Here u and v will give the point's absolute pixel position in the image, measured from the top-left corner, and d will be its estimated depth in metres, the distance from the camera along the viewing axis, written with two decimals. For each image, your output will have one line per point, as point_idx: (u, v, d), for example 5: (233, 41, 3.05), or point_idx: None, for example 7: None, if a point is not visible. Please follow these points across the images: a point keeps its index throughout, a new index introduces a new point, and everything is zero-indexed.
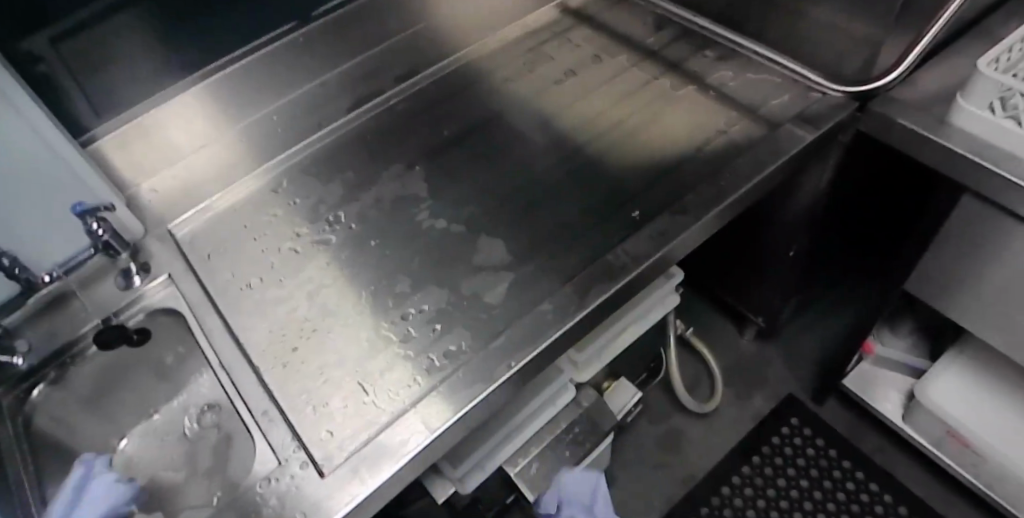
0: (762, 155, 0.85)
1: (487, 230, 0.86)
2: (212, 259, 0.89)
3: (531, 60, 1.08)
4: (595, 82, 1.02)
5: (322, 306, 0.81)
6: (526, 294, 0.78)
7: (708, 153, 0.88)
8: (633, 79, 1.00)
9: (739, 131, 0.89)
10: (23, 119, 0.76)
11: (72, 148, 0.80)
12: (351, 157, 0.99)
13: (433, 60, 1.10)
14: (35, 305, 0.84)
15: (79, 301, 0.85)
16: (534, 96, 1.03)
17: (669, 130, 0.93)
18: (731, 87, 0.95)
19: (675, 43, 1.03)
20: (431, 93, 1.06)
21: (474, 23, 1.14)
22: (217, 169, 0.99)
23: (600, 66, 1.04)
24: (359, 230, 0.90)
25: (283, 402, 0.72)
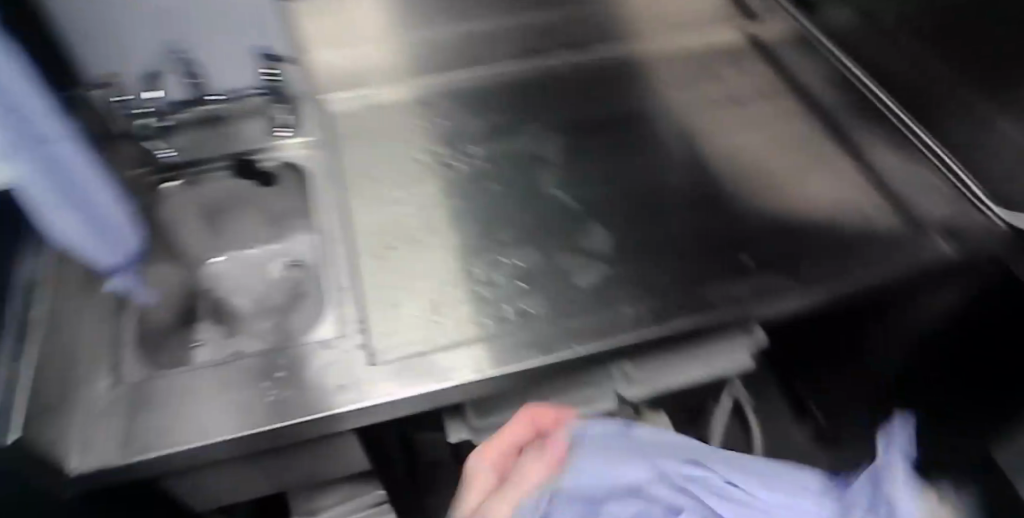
0: (888, 252, 0.83)
1: (597, 218, 0.87)
2: (352, 145, 0.96)
3: (699, 76, 1.10)
4: (752, 117, 1.03)
5: (426, 220, 0.86)
6: (610, 293, 0.76)
7: (843, 229, 0.86)
8: (789, 136, 1.01)
9: (882, 224, 0.86)
10: None
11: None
12: (501, 101, 1.04)
13: (609, 42, 1.14)
14: (198, 116, 0.95)
15: (232, 128, 0.96)
16: (688, 110, 1.04)
17: (807, 190, 0.92)
18: (886, 167, 0.94)
19: (848, 106, 1.03)
20: (596, 73, 1.09)
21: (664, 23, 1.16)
22: (384, 66, 1.07)
23: (763, 103, 1.05)
24: (484, 171, 0.93)
25: (362, 290, 0.77)
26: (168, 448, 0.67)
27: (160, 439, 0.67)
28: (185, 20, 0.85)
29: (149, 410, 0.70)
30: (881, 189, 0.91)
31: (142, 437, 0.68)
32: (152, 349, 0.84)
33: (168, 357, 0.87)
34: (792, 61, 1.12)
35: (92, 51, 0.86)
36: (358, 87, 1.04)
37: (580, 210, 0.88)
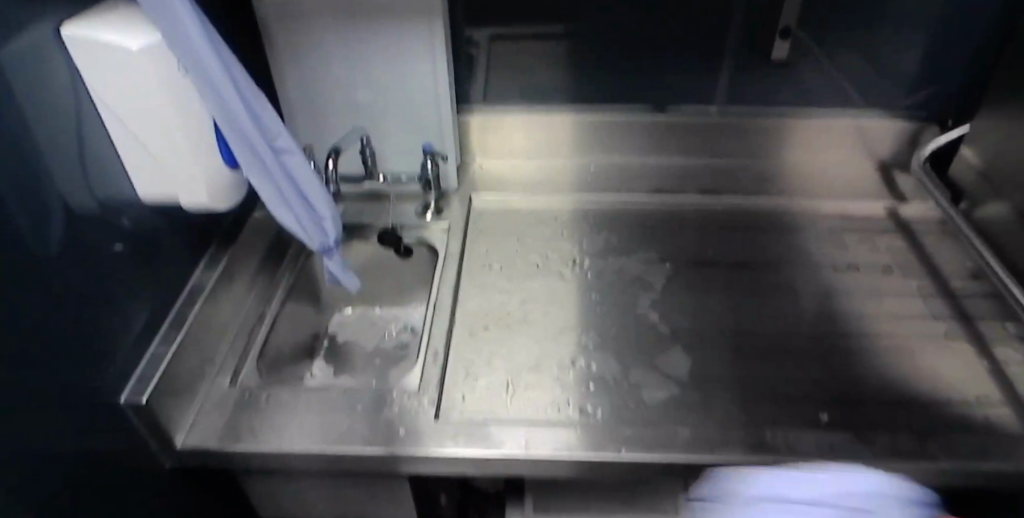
0: (986, 446, 0.78)
1: (684, 343, 0.89)
2: (482, 235, 1.08)
3: (830, 238, 1.11)
4: (871, 287, 1.03)
5: (524, 312, 0.92)
6: (677, 412, 0.79)
7: (941, 414, 0.82)
8: (908, 314, 0.98)
9: (979, 418, 0.82)
10: (432, 77, 1.03)
11: (448, 109, 1.06)
12: (622, 224, 1.11)
13: (745, 192, 1.18)
14: (366, 189, 1.14)
15: (389, 205, 1.13)
16: (808, 266, 1.06)
17: (914, 369, 0.89)
18: (1011, 368, 0.89)
19: (980, 299, 1.01)
20: (720, 218, 1.14)
21: (803, 182, 1.21)
22: (526, 179, 1.20)
23: (888, 276, 1.05)
24: (589, 281, 0.99)
25: (450, 355, 0.86)
26: (256, 445, 0.78)
27: (251, 436, 0.79)
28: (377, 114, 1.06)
29: (251, 410, 0.82)
30: (1004, 385, 0.87)
31: (239, 431, 0.80)
32: (271, 367, 0.97)
33: (283, 377, 1.00)
34: (928, 243, 1.11)
35: (302, 127, 1.09)
36: (502, 193, 1.16)
37: (670, 335, 0.90)
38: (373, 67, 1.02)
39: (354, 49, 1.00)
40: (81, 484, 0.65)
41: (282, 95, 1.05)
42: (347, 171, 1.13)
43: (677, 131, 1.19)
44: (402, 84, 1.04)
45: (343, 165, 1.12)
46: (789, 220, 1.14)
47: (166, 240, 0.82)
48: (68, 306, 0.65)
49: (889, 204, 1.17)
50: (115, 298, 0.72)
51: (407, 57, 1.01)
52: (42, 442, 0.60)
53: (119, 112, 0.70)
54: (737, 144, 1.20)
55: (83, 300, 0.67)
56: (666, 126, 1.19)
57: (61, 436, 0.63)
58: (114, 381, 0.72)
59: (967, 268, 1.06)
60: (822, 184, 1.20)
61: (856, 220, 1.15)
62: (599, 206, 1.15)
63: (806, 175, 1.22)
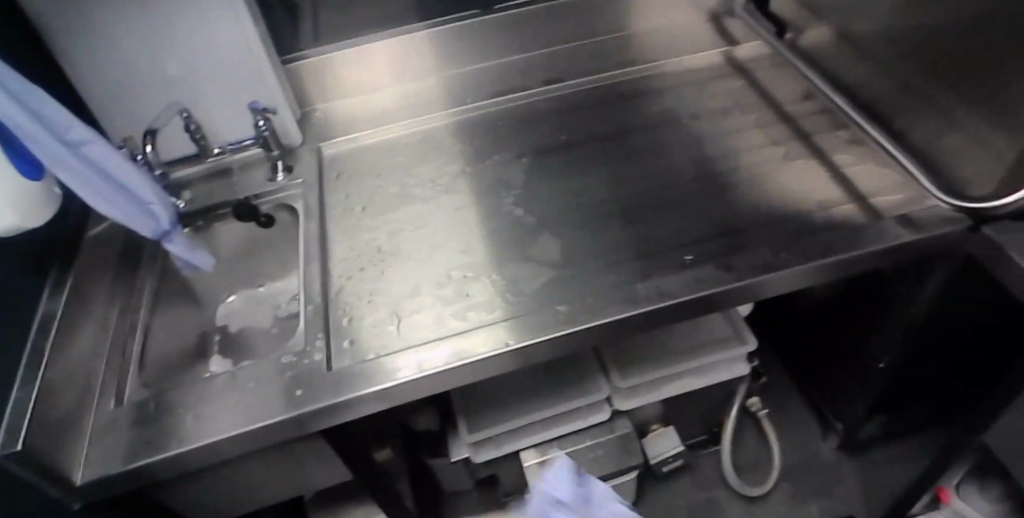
0: (832, 242, 0.86)
1: (555, 228, 0.92)
2: (339, 182, 1.05)
3: (672, 95, 1.15)
4: (718, 130, 1.08)
5: (397, 244, 0.92)
6: (561, 291, 0.83)
7: (792, 226, 0.90)
8: (757, 151, 1.03)
9: (822, 218, 0.90)
10: (237, 33, 0.95)
11: (266, 61, 0.99)
12: (477, 134, 1.10)
13: (587, 71, 1.19)
14: (206, 169, 1.07)
15: (236, 178, 1.07)
16: (657, 126, 1.09)
17: (769, 195, 0.95)
18: (847, 169, 0.97)
19: (813, 115, 1.08)
20: (570, 104, 1.15)
21: (640, 47, 1.23)
22: (372, 113, 1.16)
23: (729, 117, 1.10)
24: (454, 197, 0.99)
25: (332, 306, 0.85)
26: (158, 451, 0.75)
27: (150, 443, 0.76)
28: (190, 86, 0.99)
29: (148, 422, 0.79)
30: (844, 186, 0.95)
31: (137, 445, 0.77)
32: (159, 374, 0.93)
33: (178, 381, 0.95)
34: (760, 77, 1.16)
35: (115, 118, 1.00)
36: (351, 133, 1.12)
37: (542, 224, 0.93)
38: (170, 34, 0.93)
39: (143, 21, 0.91)
40: None
41: (82, 89, 0.95)
42: (177, 155, 1.04)
43: (512, 27, 1.17)
44: (207, 46, 0.95)
45: (173, 146, 1.04)
46: (634, 88, 1.17)
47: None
48: None
49: (723, 50, 1.22)
50: None
51: (204, 16, 0.93)
52: None
53: None
54: (571, 27, 1.20)
55: None
56: (499, 24, 1.16)
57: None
58: None
59: (799, 92, 1.12)
60: (656, 46, 1.23)
61: (695, 73, 1.19)
62: (453, 123, 1.13)
63: (643, 42, 1.23)
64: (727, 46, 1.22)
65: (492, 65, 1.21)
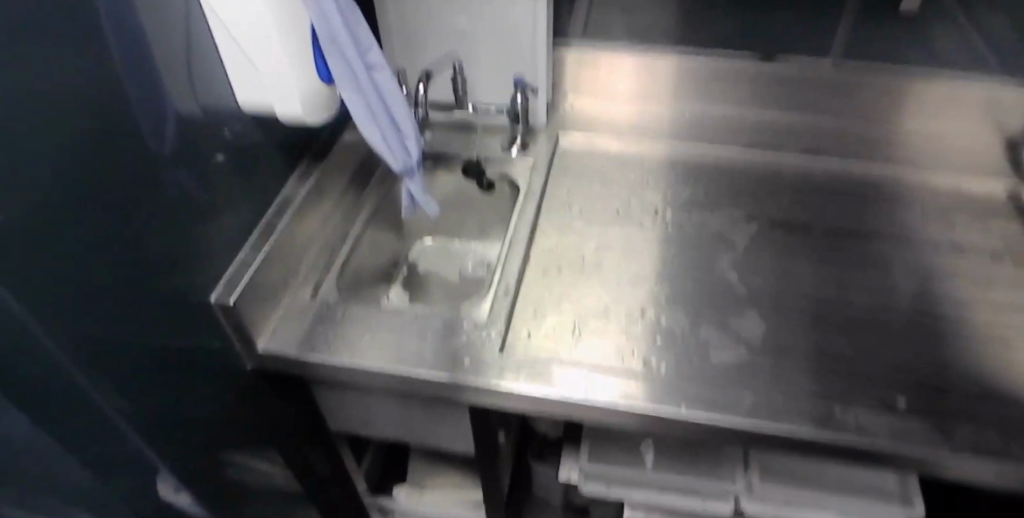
0: None
1: (760, 307, 0.86)
2: (564, 175, 1.05)
3: (938, 217, 1.02)
4: (979, 274, 0.94)
5: (598, 259, 0.92)
6: (744, 376, 0.78)
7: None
8: (1012, 312, 0.88)
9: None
10: (533, 8, 0.98)
11: (545, 42, 1.00)
12: (710, 179, 1.06)
13: (850, 158, 1.09)
14: (454, 119, 1.12)
15: (475, 137, 1.11)
16: (909, 243, 0.98)
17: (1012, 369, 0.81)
18: None
19: None
20: (818, 185, 1.06)
21: (921, 153, 1.09)
22: (612, 121, 1.15)
23: (997, 263, 0.96)
24: (670, 235, 0.96)
25: (521, 294, 0.86)
26: (330, 354, 0.82)
27: (326, 347, 0.83)
28: (473, 44, 1.04)
29: (331, 324, 0.86)
30: None
31: (316, 341, 0.84)
32: (352, 284, 1.00)
33: (363, 296, 1.02)
34: None
35: (396, 48, 1.07)
36: (592, 136, 1.11)
37: (746, 297, 0.87)
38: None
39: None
40: (170, 371, 0.71)
41: (378, 13, 1.04)
42: (437, 98, 1.10)
43: (792, 83, 1.08)
44: (499, 9, 0.99)
45: (435, 91, 1.10)
46: (896, 193, 1.05)
47: (262, 150, 0.85)
48: (170, 208, 0.69)
49: (1011, 186, 1.06)
50: (210, 202, 0.76)
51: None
52: (143, 333, 0.66)
53: (225, 19, 0.70)
54: None
55: (182, 205, 0.71)
56: (781, 79, 1.08)
57: (157, 326, 0.68)
58: (208, 280, 0.76)
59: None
60: (940, 157, 1.09)
61: (968, 202, 1.04)
62: (688, 160, 1.09)
63: (920, 146, 1.10)
64: (1016, 183, 1.06)
65: (750, 115, 1.15)
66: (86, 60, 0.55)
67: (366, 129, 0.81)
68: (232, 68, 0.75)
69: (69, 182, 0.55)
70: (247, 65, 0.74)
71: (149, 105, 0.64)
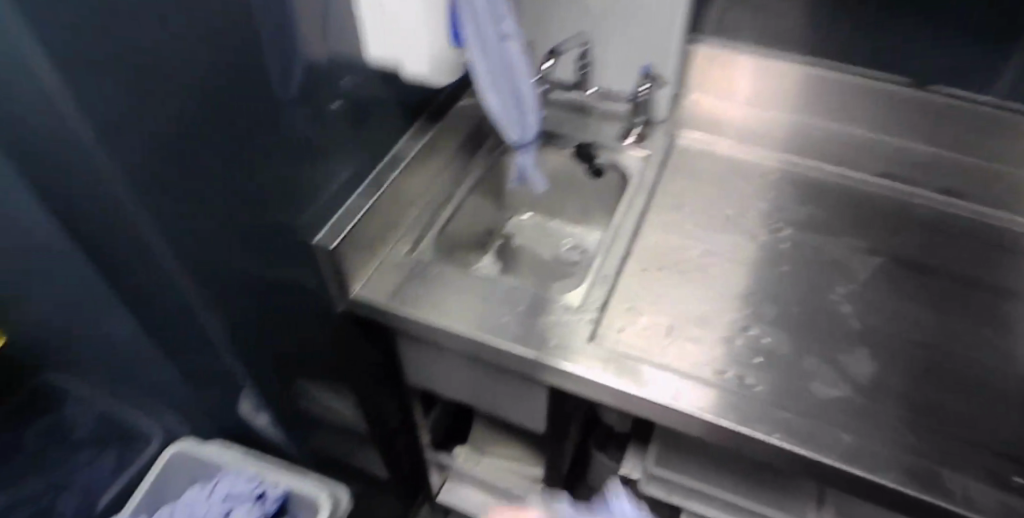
0: None
1: (872, 346, 0.81)
2: (678, 173, 1.00)
3: None
4: None
5: (705, 266, 0.87)
6: (844, 416, 0.73)
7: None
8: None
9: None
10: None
11: (681, 33, 0.95)
12: (838, 203, 0.96)
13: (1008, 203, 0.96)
14: (573, 100, 1.09)
15: (592, 121, 1.07)
16: None
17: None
18: None
19: None
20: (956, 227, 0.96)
21: None
22: (738, 125, 1.07)
23: None
24: (783, 253, 0.89)
25: (617, 287, 0.83)
26: (417, 312, 0.82)
27: (415, 303, 0.83)
28: (603, 25, 0.98)
29: (425, 281, 0.86)
30: None
31: (409, 293, 0.85)
32: (447, 247, 1.00)
33: (456, 260, 1.03)
34: None
35: (524, 19, 1.02)
36: (716, 136, 1.05)
37: (860, 333, 0.81)
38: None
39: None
40: (267, 302, 0.73)
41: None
42: (559, 76, 1.08)
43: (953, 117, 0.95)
44: None
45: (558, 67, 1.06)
46: None
47: (381, 101, 0.85)
48: (298, 143, 0.70)
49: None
50: (327, 145, 0.76)
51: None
52: (247, 262, 0.67)
53: None
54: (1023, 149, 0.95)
55: (306, 141, 0.72)
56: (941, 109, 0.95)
57: (261, 256, 0.69)
58: (313, 221, 0.77)
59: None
60: None
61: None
62: (817, 176, 1.00)
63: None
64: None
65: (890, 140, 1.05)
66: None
67: (488, 97, 0.81)
68: (363, 19, 0.73)
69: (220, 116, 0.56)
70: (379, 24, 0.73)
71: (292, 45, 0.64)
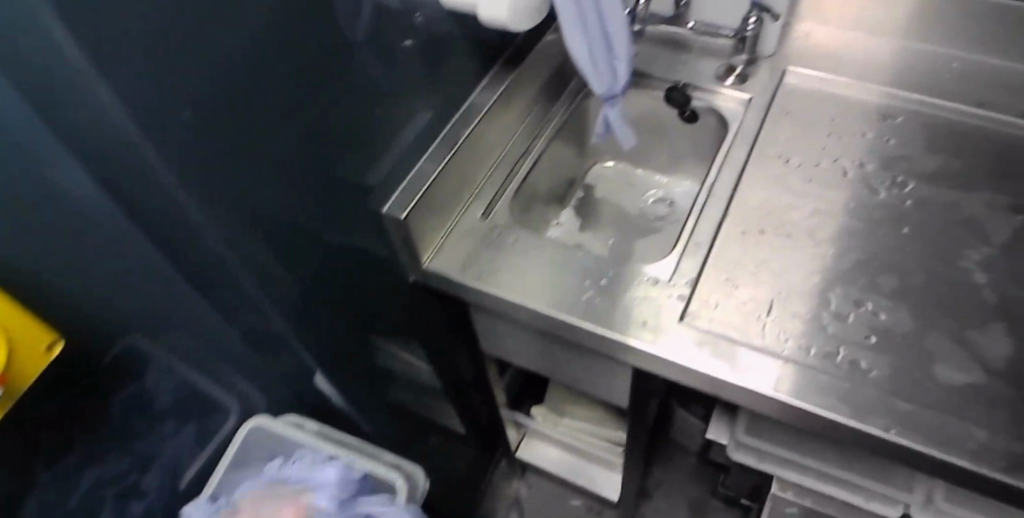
0: None
1: (1013, 322, 0.68)
2: (784, 117, 0.86)
3: None
4: None
5: (817, 228, 0.76)
6: (973, 405, 0.64)
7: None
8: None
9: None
10: None
11: None
12: (979, 153, 0.81)
13: None
14: (667, 35, 0.95)
15: (688, 59, 0.93)
16: None
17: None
18: None
19: None
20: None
21: None
22: (857, 57, 0.91)
23: None
24: (906, 211, 0.77)
25: (713, 255, 0.75)
26: (490, 288, 0.75)
27: (489, 278, 0.76)
28: None
29: (497, 249, 0.79)
30: None
31: (481, 264, 0.78)
32: (523, 211, 0.90)
33: (532, 220, 0.93)
34: None
35: None
36: (833, 73, 0.89)
37: (998, 306, 0.70)
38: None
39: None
40: (339, 279, 0.69)
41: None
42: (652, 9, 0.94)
43: None
44: None
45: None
46: None
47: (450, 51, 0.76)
48: (364, 109, 0.63)
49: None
50: (396, 102, 0.68)
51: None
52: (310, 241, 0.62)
53: None
54: None
55: (370, 102, 0.64)
56: None
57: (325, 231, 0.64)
58: (382, 190, 0.71)
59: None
60: None
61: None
62: (954, 120, 0.84)
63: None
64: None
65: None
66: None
67: (572, 40, 0.67)
68: None
69: (263, 75, 0.48)
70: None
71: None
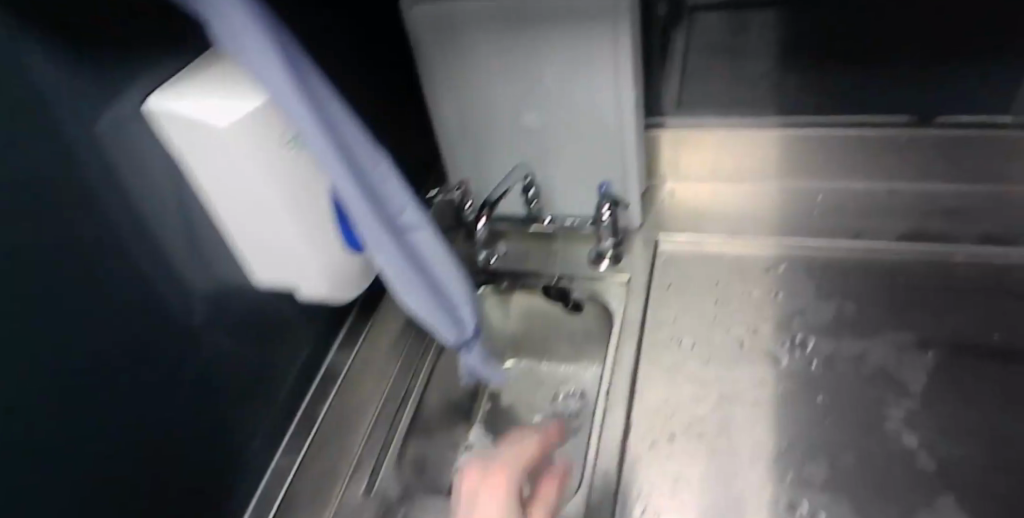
0: None
1: (959, 491, 0.61)
2: (668, 291, 0.83)
3: None
4: None
5: (727, 418, 0.70)
6: None
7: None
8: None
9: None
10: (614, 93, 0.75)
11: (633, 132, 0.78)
12: (871, 288, 0.77)
13: None
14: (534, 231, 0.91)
15: (559, 249, 0.89)
16: None
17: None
18: None
19: None
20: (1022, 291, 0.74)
21: None
22: (726, 208, 0.89)
23: None
24: (815, 377, 0.71)
25: (625, 481, 0.67)
26: None
27: None
28: (545, 146, 0.82)
29: None
30: None
31: None
32: (414, 466, 0.79)
33: (427, 471, 0.81)
34: None
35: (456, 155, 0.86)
36: (705, 232, 0.87)
37: (937, 474, 0.62)
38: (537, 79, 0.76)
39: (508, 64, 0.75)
40: None
41: (426, 116, 0.86)
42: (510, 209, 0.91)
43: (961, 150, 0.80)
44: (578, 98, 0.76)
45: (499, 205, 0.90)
46: None
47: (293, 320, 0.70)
48: None
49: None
50: None
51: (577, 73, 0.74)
52: None
53: (214, 184, 0.53)
54: None
55: None
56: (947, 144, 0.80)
57: None
58: None
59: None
60: None
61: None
62: (831, 256, 0.81)
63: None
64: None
65: (915, 187, 0.84)
66: (66, 253, 0.45)
67: (406, 301, 0.62)
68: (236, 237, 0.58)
69: None
70: (249, 246, 0.58)
71: (148, 303, 0.53)
